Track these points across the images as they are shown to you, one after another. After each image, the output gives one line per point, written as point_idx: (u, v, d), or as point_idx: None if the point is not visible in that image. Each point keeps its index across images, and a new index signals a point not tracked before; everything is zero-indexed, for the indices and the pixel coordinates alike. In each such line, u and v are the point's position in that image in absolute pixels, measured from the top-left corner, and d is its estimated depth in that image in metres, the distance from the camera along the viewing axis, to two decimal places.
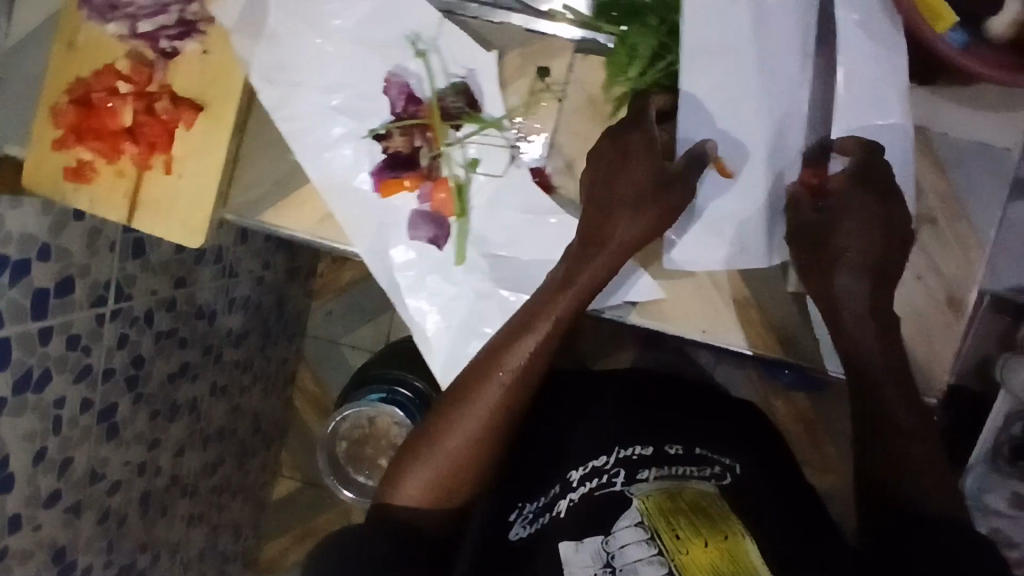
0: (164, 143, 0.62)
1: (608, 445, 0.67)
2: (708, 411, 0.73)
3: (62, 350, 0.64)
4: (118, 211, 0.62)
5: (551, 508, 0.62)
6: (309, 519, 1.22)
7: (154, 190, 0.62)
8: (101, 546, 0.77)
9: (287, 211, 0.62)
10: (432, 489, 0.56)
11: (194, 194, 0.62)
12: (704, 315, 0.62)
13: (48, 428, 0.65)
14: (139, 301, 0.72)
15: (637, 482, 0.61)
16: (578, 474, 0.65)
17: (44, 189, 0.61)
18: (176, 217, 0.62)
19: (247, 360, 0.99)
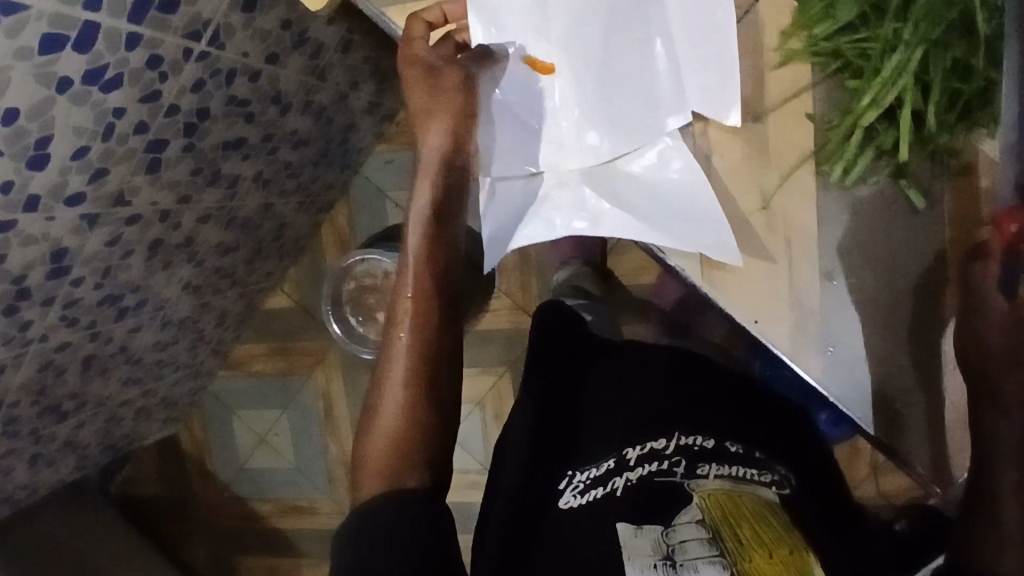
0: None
1: (664, 430, 0.71)
2: (736, 405, 0.76)
3: (142, 65, 0.63)
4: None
5: (606, 482, 0.67)
6: (289, 341, 1.24)
7: None
8: (98, 267, 0.79)
9: (411, 14, 0.59)
10: (382, 459, 0.58)
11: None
12: (760, 301, 0.55)
13: (98, 133, 0.65)
14: (228, 56, 0.71)
15: (697, 478, 0.66)
16: (635, 453, 0.69)
17: None
18: None
19: (298, 167, 0.98)
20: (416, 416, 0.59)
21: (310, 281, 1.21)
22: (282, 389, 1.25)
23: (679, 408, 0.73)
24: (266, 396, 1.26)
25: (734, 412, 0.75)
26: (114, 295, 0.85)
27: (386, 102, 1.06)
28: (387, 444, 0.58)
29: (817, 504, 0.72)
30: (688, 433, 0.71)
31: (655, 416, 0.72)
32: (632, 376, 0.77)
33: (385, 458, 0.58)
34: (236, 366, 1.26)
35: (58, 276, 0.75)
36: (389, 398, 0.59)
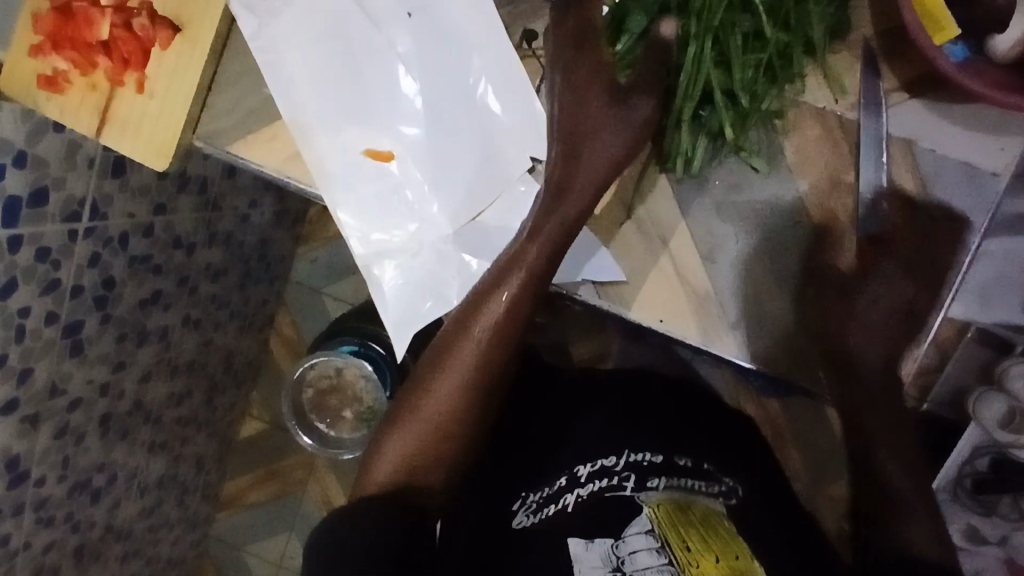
0: (138, 59, 0.59)
1: (613, 448, 0.74)
2: (687, 420, 0.80)
3: (31, 261, 0.64)
4: (88, 124, 0.60)
5: (557, 499, 0.70)
6: (274, 462, 1.23)
7: (124, 108, 0.60)
8: (56, 460, 0.79)
9: (254, 146, 0.61)
10: (406, 461, 0.61)
11: (162, 119, 0.60)
12: (666, 306, 0.62)
13: (9, 337, 0.65)
14: (115, 223, 0.72)
15: (647, 490, 0.69)
16: (586, 471, 0.72)
17: (15, 91, 0.59)
18: (141, 136, 0.60)
19: (225, 297, 0.99)
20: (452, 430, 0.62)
21: (276, 398, 1.21)
22: (282, 510, 1.24)
23: (635, 420, 0.77)
24: (269, 522, 1.25)
25: (686, 427, 0.79)
26: (80, 480, 0.84)
27: (291, 207, 1.08)
28: (405, 459, 0.61)
29: (771, 501, 0.74)
30: (638, 452, 0.74)
31: (615, 434, 0.76)
32: (594, 396, 0.81)
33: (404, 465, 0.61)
34: (231, 503, 1.25)
35: (18, 483, 0.75)
36: (428, 406, 0.62)
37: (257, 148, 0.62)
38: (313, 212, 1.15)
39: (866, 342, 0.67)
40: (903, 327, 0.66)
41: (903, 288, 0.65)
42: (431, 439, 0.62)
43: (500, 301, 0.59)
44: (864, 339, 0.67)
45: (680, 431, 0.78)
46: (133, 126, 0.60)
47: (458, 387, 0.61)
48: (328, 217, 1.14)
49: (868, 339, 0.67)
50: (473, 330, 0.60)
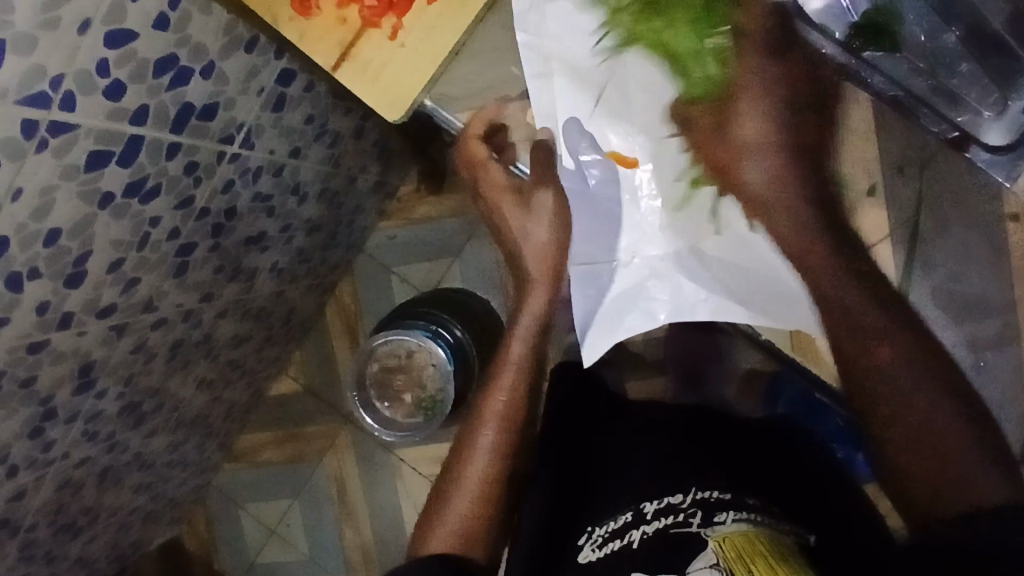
0: (406, 3, 0.49)
1: (680, 485, 0.65)
2: (747, 448, 0.72)
3: (179, 172, 0.62)
4: (323, 57, 0.51)
5: (623, 534, 0.63)
6: (297, 426, 1.20)
7: (371, 51, 0.49)
8: (122, 375, 0.76)
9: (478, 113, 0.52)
10: (462, 519, 0.61)
11: (411, 71, 0.49)
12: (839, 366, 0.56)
13: (134, 243, 0.63)
14: (257, 155, 0.71)
15: (714, 525, 0.58)
16: (653, 507, 0.64)
17: (261, 7, 0.50)
18: (380, 85, 0.49)
19: (309, 252, 0.97)
20: (497, 481, 0.63)
21: (316, 363, 1.19)
22: (291, 477, 1.21)
23: (701, 454, 0.69)
24: (275, 486, 1.21)
25: (757, 460, 0.71)
26: (133, 402, 0.81)
27: (389, 180, 1.07)
28: (461, 510, 0.62)
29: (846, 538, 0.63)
30: (706, 487, 0.64)
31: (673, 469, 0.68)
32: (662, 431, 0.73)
33: (458, 522, 0.61)
34: (241, 457, 1.22)
35: (83, 390, 0.72)
36: (477, 455, 0.63)
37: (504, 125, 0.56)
38: (404, 191, 1.14)
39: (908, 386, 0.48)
40: (902, 353, 0.48)
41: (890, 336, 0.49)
42: (477, 484, 0.63)
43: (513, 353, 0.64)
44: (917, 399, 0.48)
45: (752, 465, 0.70)
46: (373, 72, 0.50)
47: (494, 424, 0.64)
48: (417, 199, 1.13)
49: (900, 398, 0.48)
50: (516, 385, 0.64)
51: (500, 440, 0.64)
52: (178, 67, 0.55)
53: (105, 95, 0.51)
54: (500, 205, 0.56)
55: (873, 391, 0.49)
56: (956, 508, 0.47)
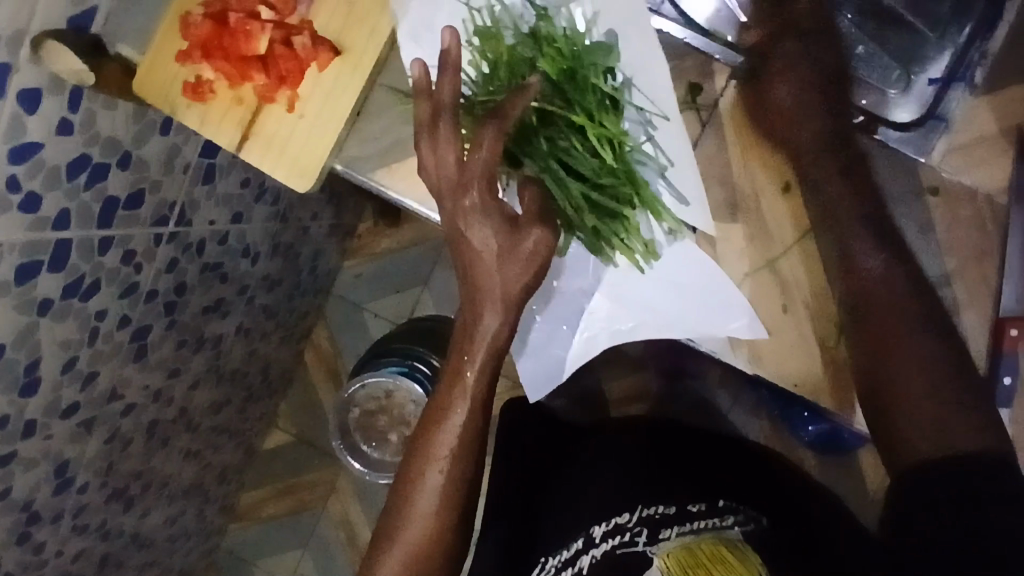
0: (297, 76, 0.51)
1: (628, 503, 0.71)
2: (699, 447, 0.77)
3: (116, 263, 0.62)
4: (227, 138, 0.53)
5: (574, 562, 0.69)
6: (295, 476, 1.20)
7: (271, 126, 0.52)
8: (101, 466, 0.76)
9: (401, 173, 0.54)
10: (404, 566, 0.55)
11: (312, 142, 0.52)
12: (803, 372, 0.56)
13: (84, 340, 0.63)
14: (196, 229, 0.70)
15: (659, 542, 0.67)
16: (601, 529, 0.70)
17: (153, 97, 0.52)
18: (286, 157, 0.52)
19: (274, 307, 0.97)
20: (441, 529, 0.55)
21: (304, 410, 1.19)
22: (298, 526, 1.21)
23: (649, 461, 0.75)
24: (283, 538, 1.21)
25: (705, 457, 0.76)
26: (119, 488, 0.81)
27: (344, 220, 1.06)
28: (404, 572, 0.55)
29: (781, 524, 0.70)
30: (651, 504, 0.71)
31: (631, 488, 0.73)
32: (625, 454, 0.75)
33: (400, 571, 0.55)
34: (246, 515, 1.22)
35: (63, 488, 0.72)
36: (420, 500, 0.54)
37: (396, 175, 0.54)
38: (363, 227, 1.13)
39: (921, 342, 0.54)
40: (907, 318, 0.54)
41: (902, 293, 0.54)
42: (422, 552, 0.55)
43: (454, 423, 0.52)
44: (924, 343, 0.54)
45: (700, 465, 0.75)
46: (277, 148, 0.52)
47: (437, 493, 0.53)
48: (377, 234, 1.13)
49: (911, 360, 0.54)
50: (456, 453, 0.52)
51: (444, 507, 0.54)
52: (92, 165, 0.54)
53: (22, 210, 0.50)
54: (466, 215, 0.46)
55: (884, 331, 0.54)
56: (941, 459, 0.54)
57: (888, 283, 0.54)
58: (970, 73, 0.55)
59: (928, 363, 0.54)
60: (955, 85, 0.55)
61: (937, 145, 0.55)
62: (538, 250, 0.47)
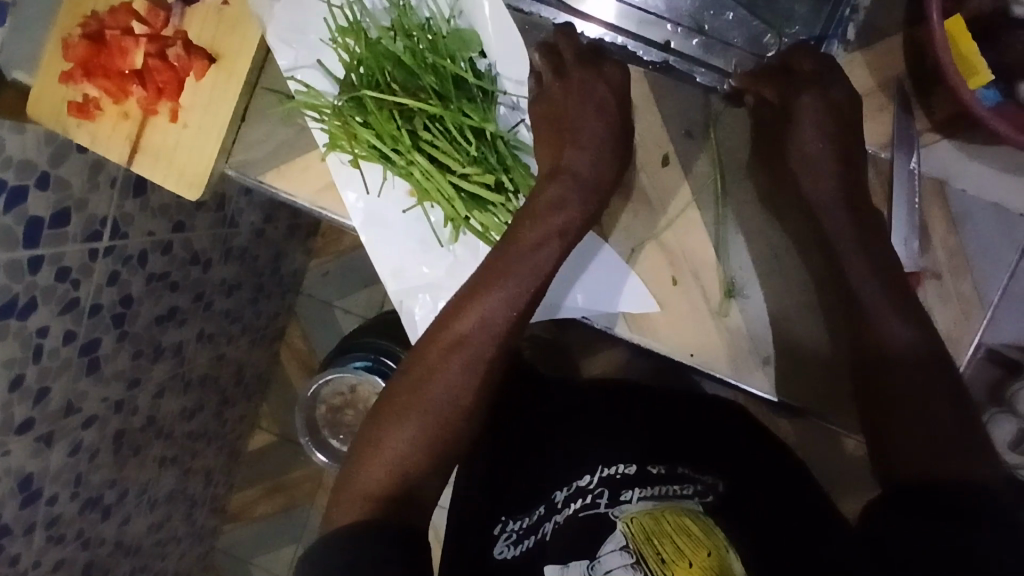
0: (174, 89, 0.62)
1: (587, 465, 0.70)
2: (694, 427, 0.74)
3: (51, 281, 0.64)
4: (118, 151, 0.62)
5: (537, 529, 0.66)
6: (282, 474, 1.23)
7: (156, 136, 0.62)
8: (69, 478, 0.78)
9: (287, 173, 0.64)
10: (420, 441, 0.55)
11: (197, 146, 0.63)
12: (696, 340, 0.67)
13: (28, 358, 0.65)
14: (135, 241, 0.72)
15: (621, 504, 0.65)
16: (562, 495, 0.68)
17: (49, 119, 0.60)
18: (174, 165, 0.63)
19: (238, 311, 0.99)
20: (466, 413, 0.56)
21: (286, 409, 1.21)
22: (290, 523, 1.23)
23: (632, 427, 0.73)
24: (276, 535, 1.24)
25: (690, 435, 0.74)
26: (92, 497, 0.84)
27: (303, 220, 1.08)
28: (390, 468, 0.55)
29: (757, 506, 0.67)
30: (611, 465, 0.69)
31: (591, 446, 0.72)
32: (600, 421, 0.74)
33: (410, 453, 0.55)
34: (239, 516, 1.24)
35: (31, 502, 0.74)
36: (446, 371, 0.56)
37: (283, 176, 0.65)
38: (325, 226, 1.15)
39: (906, 336, 0.57)
40: (924, 368, 0.56)
41: (926, 358, 0.56)
42: (432, 437, 0.55)
43: (492, 306, 0.56)
44: (902, 332, 0.57)
45: (677, 439, 0.73)
46: (166, 156, 0.63)
47: (460, 380, 0.56)
48: (340, 231, 1.14)
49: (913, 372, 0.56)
50: (473, 349, 0.56)
51: (458, 388, 0.56)
52: (9, 188, 0.55)
53: None
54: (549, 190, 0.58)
55: (890, 362, 0.57)
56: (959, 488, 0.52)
57: (911, 351, 0.56)
58: (843, 32, 0.65)
59: (913, 377, 0.56)
60: (829, 46, 0.65)
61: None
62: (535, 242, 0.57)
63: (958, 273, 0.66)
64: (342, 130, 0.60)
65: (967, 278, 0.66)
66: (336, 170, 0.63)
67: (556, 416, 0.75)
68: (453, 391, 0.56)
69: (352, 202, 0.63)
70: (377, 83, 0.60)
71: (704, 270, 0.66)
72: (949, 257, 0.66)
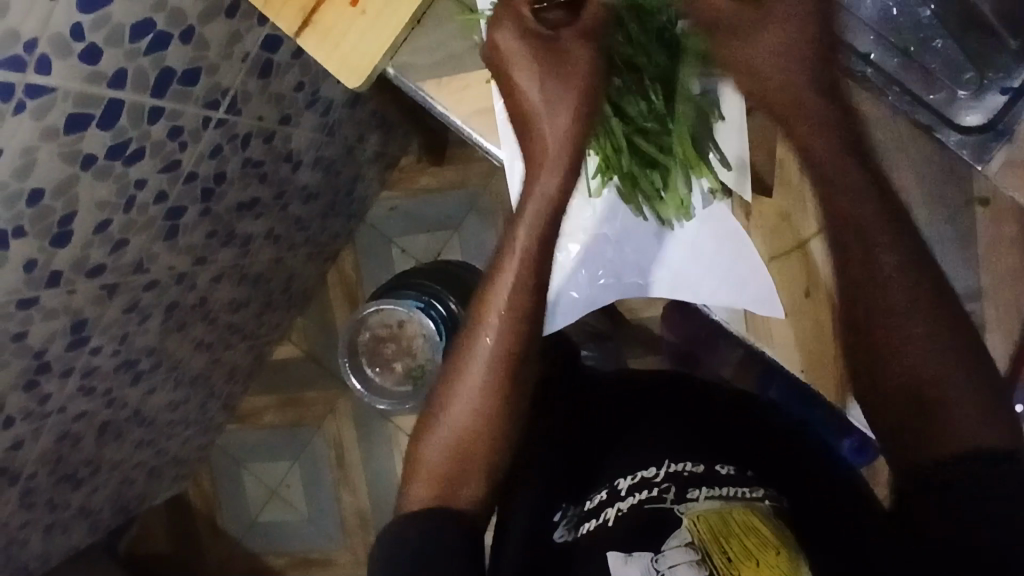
0: None
1: (652, 458, 0.64)
2: (720, 429, 0.67)
3: (162, 137, 0.63)
4: (287, 22, 0.57)
5: (598, 514, 0.61)
6: (298, 391, 1.23)
7: (333, 17, 0.56)
8: (116, 334, 0.78)
9: (447, 87, 0.57)
10: (447, 453, 0.56)
11: (370, 36, 0.56)
12: (801, 350, 0.62)
13: (120, 205, 0.65)
14: (245, 121, 0.71)
15: (687, 502, 0.59)
16: (626, 483, 0.62)
17: None
18: (340, 52, 0.57)
19: (307, 221, 0.99)
20: (491, 399, 0.56)
21: (319, 329, 1.21)
22: (293, 439, 1.23)
23: (675, 421, 0.68)
24: (276, 448, 1.24)
25: (737, 426, 0.68)
26: (130, 360, 0.84)
27: (389, 150, 1.07)
28: (447, 450, 0.56)
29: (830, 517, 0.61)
30: (679, 460, 0.63)
31: (673, 441, 0.65)
32: (668, 412, 0.68)
33: (447, 452, 0.56)
34: (245, 419, 1.25)
35: (76, 347, 0.74)
36: (473, 366, 0.56)
37: (445, 91, 0.57)
38: (406, 162, 1.14)
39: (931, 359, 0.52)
40: (911, 288, 0.52)
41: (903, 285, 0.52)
42: (465, 435, 0.56)
43: (505, 285, 0.54)
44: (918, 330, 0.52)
45: (728, 436, 0.67)
46: (334, 40, 0.57)
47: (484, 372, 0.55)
48: (419, 171, 1.14)
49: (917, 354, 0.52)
50: (505, 322, 0.55)
51: (499, 363, 0.55)
52: (155, 31, 0.56)
53: (81, 59, 0.52)
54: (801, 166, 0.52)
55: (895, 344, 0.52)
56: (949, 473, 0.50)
57: (924, 342, 0.52)
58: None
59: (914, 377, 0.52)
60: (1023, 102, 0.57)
61: (996, 156, 0.57)
62: (593, 67, 0.52)
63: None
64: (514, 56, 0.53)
65: None
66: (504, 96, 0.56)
67: (611, 402, 0.70)
68: (490, 363, 0.55)
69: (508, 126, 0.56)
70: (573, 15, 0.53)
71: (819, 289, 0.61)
72: None
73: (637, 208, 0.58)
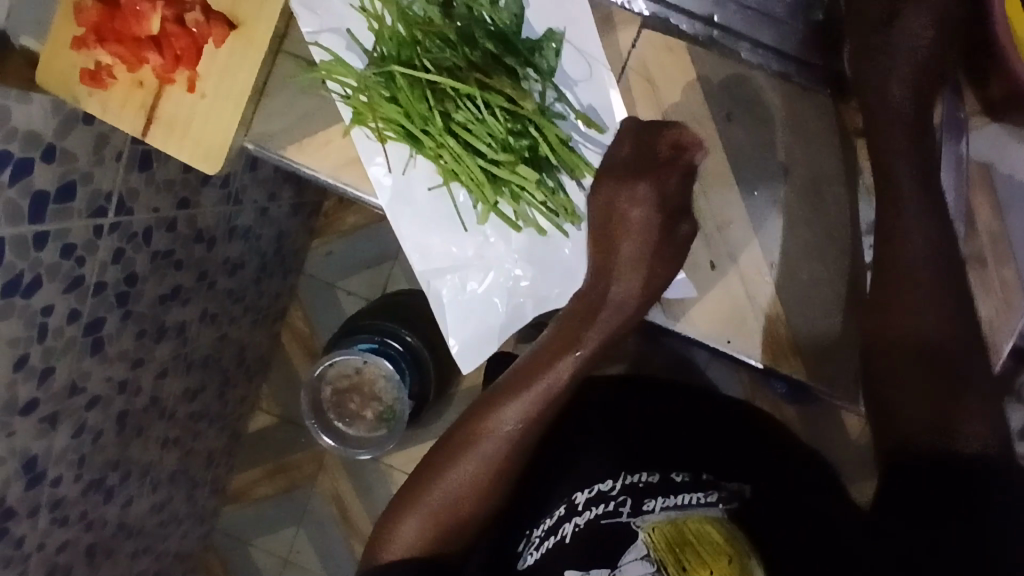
0: (191, 58, 0.60)
1: (613, 470, 0.72)
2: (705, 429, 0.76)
3: (56, 259, 0.61)
4: (131, 124, 0.61)
5: (557, 530, 0.69)
6: (282, 456, 1.21)
7: (173, 108, 0.60)
8: (73, 459, 0.76)
9: (309, 149, 0.63)
10: (432, 520, 0.61)
11: (214, 117, 0.61)
12: (731, 325, 0.66)
13: (33, 337, 0.62)
14: (140, 217, 0.70)
15: (643, 515, 0.68)
16: (584, 497, 0.70)
17: (58, 88, 0.58)
18: (190, 139, 0.61)
19: (240, 291, 0.97)
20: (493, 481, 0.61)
21: (287, 390, 1.20)
22: (290, 506, 1.22)
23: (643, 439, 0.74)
24: (276, 517, 1.23)
25: (697, 433, 0.76)
26: (96, 479, 0.82)
27: (307, 199, 1.06)
28: (430, 516, 0.61)
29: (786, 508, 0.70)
30: (634, 473, 0.71)
31: (637, 452, 0.73)
32: (643, 420, 0.75)
33: (430, 521, 0.61)
34: (238, 497, 1.23)
35: (35, 485, 0.72)
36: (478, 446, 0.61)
37: (307, 154, 0.64)
38: (329, 205, 1.13)
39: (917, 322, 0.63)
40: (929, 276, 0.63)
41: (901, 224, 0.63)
42: (461, 501, 0.61)
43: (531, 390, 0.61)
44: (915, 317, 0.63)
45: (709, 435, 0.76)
46: (181, 128, 0.61)
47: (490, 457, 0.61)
48: (344, 210, 1.13)
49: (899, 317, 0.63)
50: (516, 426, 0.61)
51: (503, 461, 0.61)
52: (15, 160, 0.53)
53: None
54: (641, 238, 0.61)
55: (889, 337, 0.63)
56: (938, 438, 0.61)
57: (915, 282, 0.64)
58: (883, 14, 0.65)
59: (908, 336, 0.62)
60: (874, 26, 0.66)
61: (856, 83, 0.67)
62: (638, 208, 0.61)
63: (1000, 260, 0.67)
64: (366, 105, 0.59)
65: (1011, 265, 0.67)
66: (360, 145, 0.62)
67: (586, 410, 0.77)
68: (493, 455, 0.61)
69: (378, 179, 0.63)
70: (411, 60, 0.58)
71: (741, 252, 0.66)
72: (993, 241, 0.67)
73: (523, 217, 0.62)
